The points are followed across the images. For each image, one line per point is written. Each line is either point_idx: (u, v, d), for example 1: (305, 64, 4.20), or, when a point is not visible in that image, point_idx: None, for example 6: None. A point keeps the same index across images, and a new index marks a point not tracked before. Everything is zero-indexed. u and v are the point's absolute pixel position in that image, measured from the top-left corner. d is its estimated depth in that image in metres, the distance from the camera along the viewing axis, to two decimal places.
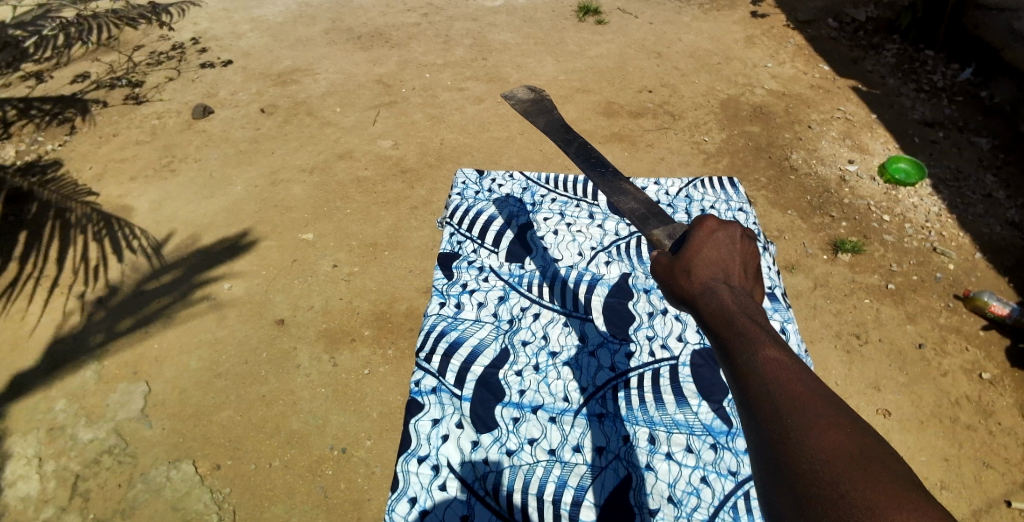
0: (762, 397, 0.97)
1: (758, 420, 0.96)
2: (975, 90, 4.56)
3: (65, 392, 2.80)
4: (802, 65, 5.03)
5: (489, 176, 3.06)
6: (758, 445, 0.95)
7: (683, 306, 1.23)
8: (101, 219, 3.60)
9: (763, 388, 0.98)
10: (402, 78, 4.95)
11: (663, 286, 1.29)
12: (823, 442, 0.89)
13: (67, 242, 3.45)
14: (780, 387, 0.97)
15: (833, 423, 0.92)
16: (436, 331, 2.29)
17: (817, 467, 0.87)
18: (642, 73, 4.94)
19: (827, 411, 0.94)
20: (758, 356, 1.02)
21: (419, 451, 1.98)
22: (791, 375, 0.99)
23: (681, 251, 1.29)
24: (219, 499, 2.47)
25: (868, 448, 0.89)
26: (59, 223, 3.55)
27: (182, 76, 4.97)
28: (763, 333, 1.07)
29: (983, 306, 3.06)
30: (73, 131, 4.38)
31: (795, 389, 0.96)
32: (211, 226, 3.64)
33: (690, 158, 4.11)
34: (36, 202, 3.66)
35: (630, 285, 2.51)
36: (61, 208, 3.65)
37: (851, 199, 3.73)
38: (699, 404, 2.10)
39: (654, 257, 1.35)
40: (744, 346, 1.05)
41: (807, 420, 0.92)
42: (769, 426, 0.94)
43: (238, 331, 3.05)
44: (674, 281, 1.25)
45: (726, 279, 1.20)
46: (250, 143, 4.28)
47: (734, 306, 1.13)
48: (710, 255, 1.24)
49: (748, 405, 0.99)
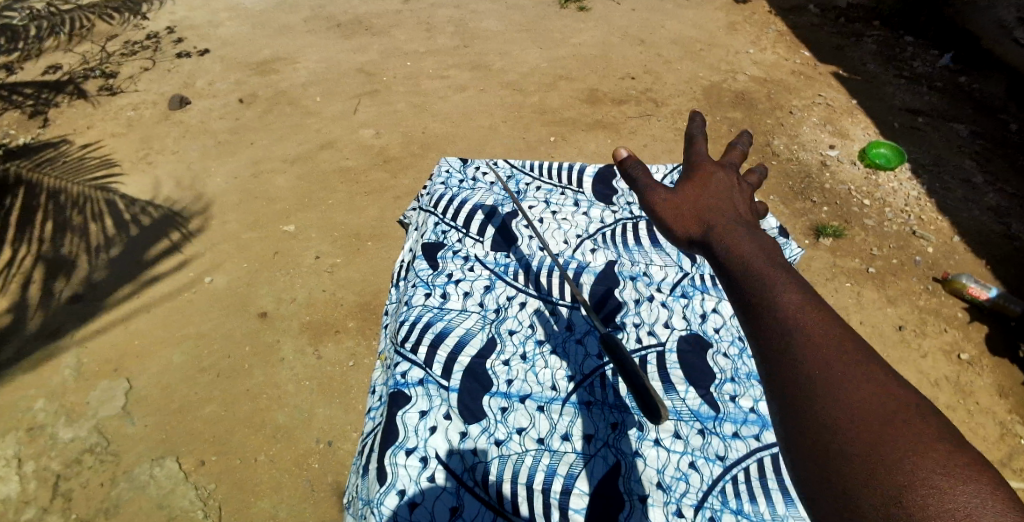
0: (788, 352, 0.99)
1: (782, 376, 0.98)
2: (954, 76, 4.60)
3: (44, 390, 2.74)
4: (783, 51, 5.05)
5: (473, 164, 3.04)
6: (787, 401, 0.97)
7: (693, 245, 1.23)
8: (104, 197, 3.63)
9: (790, 343, 0.99)
10: (384, 66, 4.88)
11: (661, 223, 1.28)
12: (855, 398, 0.92)
13: (72, 221, 3.45)
14: (805, 340, 0.99)
15: (864, 376, 0.94)
16: (422, 322, 2.27)
17: (849, 425, 0.90)
18: (626, 60, 4.92)
19: (858, 363, 0.96)
20: (780, 315, 1.02)
21: (406, 443, 1.96)
22: (817, 325, 1.01)
23: (686, 191, 1.29)
24: (205, 496, 2.45)
25: (898, 398, 0.92)
26: (53, 205, 3.49)
27: (158, 66, 4.86)
28: (783, 284, 1.08)
29: (961, 289, 3.12)
30: (46, 123, 4.26)
31: (821, 342, 0.98)
32: (187, 225, 3.54)
33: (673, 145, 4.12)
34: (22, 187, 3.54)
35: (617, 272, 2.51)
36: (52, 191, 3.55)
37: (832, 185, 3.77)
38: (687, 390, 2.12)
39: (645, 187, 1.30)
40: (766, 296, 1.06)
41: (836, 378, 0.95)
42: (798, 384, 0.96)
43: (220, 325, 3.00)
44: (684, 220, 1.25)
45: (736, 221, 1.23)
46: (230, 135, 4.20)
47: (751, 245, 1.16)
48: (716, 202, 1.27)
49: (772, 358, 1.01)
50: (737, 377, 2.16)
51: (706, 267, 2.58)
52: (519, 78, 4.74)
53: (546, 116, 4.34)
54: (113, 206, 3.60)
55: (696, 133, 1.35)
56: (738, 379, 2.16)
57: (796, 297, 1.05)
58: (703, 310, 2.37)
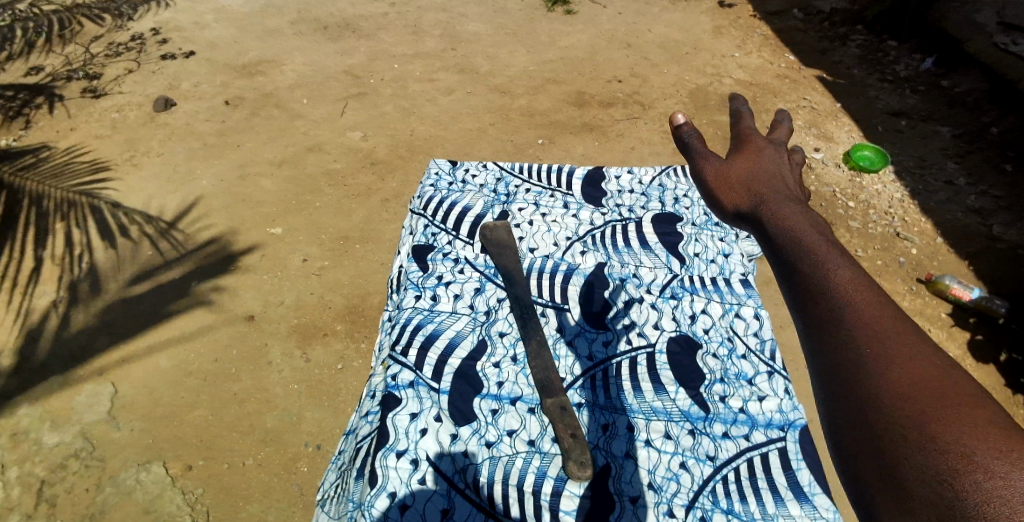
0: (831, 321, 1.01)
1: (823, 342, 1.00)
2: (938, 80, 4.66)
3: (27, 395, 2.70)
4: (768, 55, 5.10)
5: (462, 166, 3.04)
6: (827, 369, 0.98)
7: (742, 218, 1.37)
8: (89, 203, 3.54)
9: (836, 314, 1.01)
10: (372, 69, 4.87)
11: (713, 196, 1.45)
12: (898, 369, 0.91)
13: (57, 227, 3.38)
14: (851, 313, 1.00)
15: (913, 353, 0.92)
16: (412, 325, 2.27)
17: (890, 397, 0.88)
18: (613, 64, 4.95)
19: (905, 339, 0.95)
20: (830, 291, 1.05)
21: (397, 445, 1.95)
22: (865, 300, 1.02)
23: (737, 169, 1.45)
24: (193, 500, 2.42)
25: (952, 379, 0.88)
26: (36, 213, 3.40)
27: (142, 68, 4.81)
28: (836, 263, 1.10)
29: (944, 290, 3.17)
30: (28, 125, 4.20)
31: (869, 316, 0.99)
32: (173, 234, 3.45)
33: (661, 148, 4.15)
34: (3, 191, 3.39)
35: (606, 274, 2.52)
36: (36, 197, 3.46)
37: (817, 187, 3.81)
38: (677, 391, 2.13)
39: (703, 160, 1.50)
40: (813, 270, 1.10)
41: (880, 349, 0.94)
42: (839, 352, 0.97)
43: (207, 329, 2.98)
44: (735, 194, 1.40)
45: (783, 198, 1.35)
46: (216, 137, 4.17)
47: (796, 217, 1.27)
48: (767, 180, 1.41)
49: (814, 326, 1.03)
50: (727, 378, 2.18)
51: (694, 268, 2.61)
52: (507, 81, 4.74)
53: (534, 119, 4.35)
54: (98, 212, 3.50)
55: (741, 111, 1.54)
56: (728, 379, 2.18)
57: (849, 276, 1.07)
58: (692, 311, 2.38)
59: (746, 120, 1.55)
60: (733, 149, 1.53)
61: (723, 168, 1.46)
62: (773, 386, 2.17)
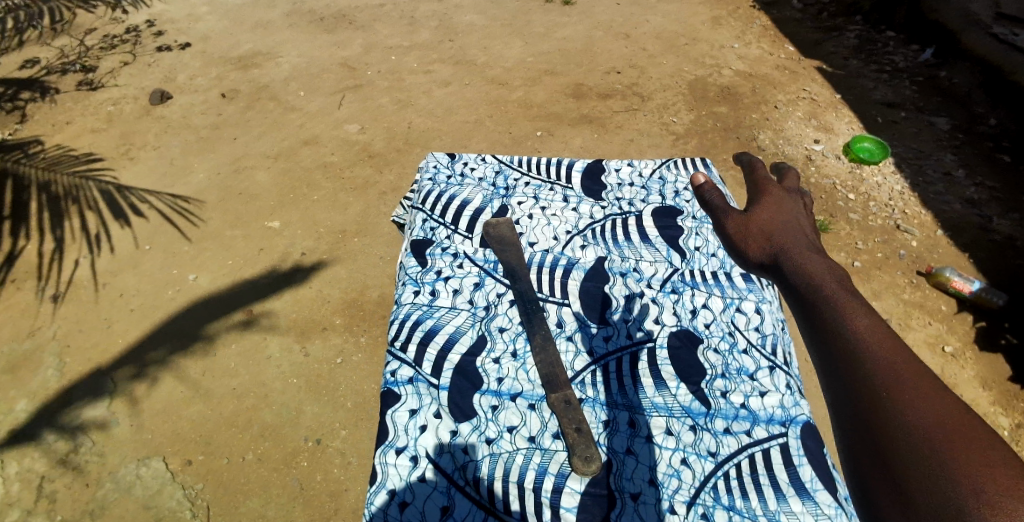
0: (847, 349, 1.03)
1: (839, 367, 1.02)
2: (934, 70, 4.63)
3: (26, 391, 2.69)
4: (767, 46, 5.07)
5: (460, 159, 3.02)
6: (841, 391, 0.99)
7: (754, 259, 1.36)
8: (98, 188, 3.60)
9: (853, 342, 1.04)
10: (367, 61, 4.83)
11: (734, 244, 1.40)
12: (915, 397, 0.93)
13: (67, 213, 3.43)
14: (867, 344, 1.03)
15: (928, 384, 0.95)
16: (411, 320, 2.26)
17: (908, 423, 0.90)
18: (610, 55, 4.91)
19: (920, 371, 0.97)
20: (842, 324, 1.07)
21: (396, 442, 1.98)
22: (879, 333, 1.04)
23: (753, 210, 1.44)
24: (192, 496, 2.42)
25: (964, 415, 0.91)
26: (44, 197, 3.49)
27: (137, 61, 4.77)
28: (845, 292, 1.16)
29: (945, 282, 3.15)
30: (23, 119, 4.16)
31: (884, 347, 1.02)
32: (181, 221, 3.49)
33: (659, 140, 4.13)
34: (10, 179, 3.54)
35: (606, 269, 2.51)
36: (42, 183, 3.55)
37: (817, 179, 3.80)
38: (678, 386, 2.13)
39: (720, 208, 1.49)
40: (829, 305, 1.12)
41: (897, 379, 0.96)
42: (855, 378, 0.99)
43: (205, 324, 2.96)
44: (748, 234, 1.40)
45: (798, 239, 1.35)
46: (212, 130, 4.14)
47: (811, 259, 1.27)
48: (783, 220, 1.41)
49: (830, 352, 1.04)
50: (728, 373, 2.17)
51: (695, 262, 2.56)
52: (504, 73, 4.71)
53: (532, 111, 4.33)
54: (108, 196, 3.56)
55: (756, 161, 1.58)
56: (729, 374, 2.17)
57: (863, 314, 1.09)
58: (693, 306, 2.37)
59: (759, 171, 1.57)
60: (750, 191, 1.53)
61: (745, 217, 1.43)
62: (774, 381, 2.16)
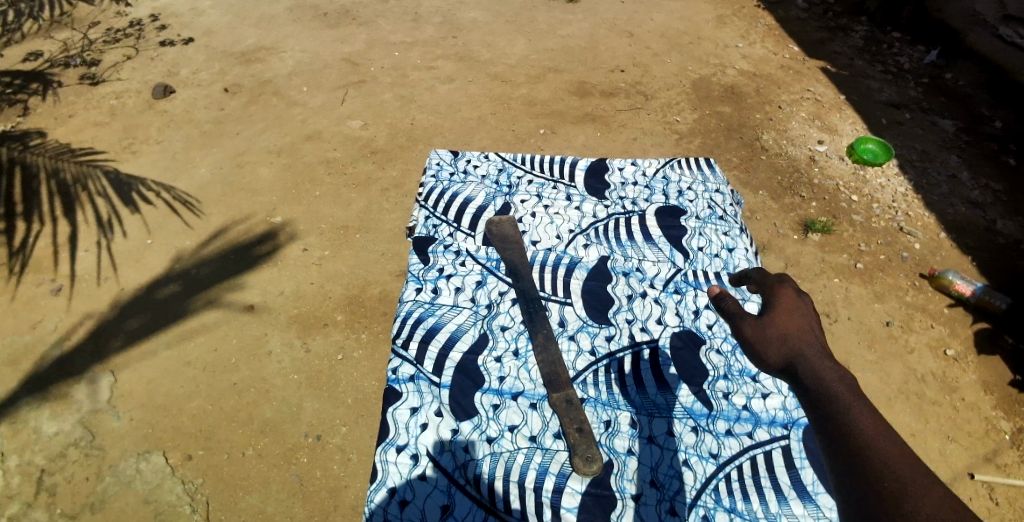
0: (857, 456, 1.15)
1: (850, 472, 1.14)
2: (939, 71, 4.61)
3: (26, 383, 2.68)
4: (772, 45, 5.05)
5: (464, 156, 3.00)
6: (852, 494, 1.12)
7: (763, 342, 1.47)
8: (105, 176, 3.62)
9: (862, 448, 1.16)
10: (371, 57, 4.82)
11: (752, 348, 1.42)
12: (921, 505, 1.05)
13: (75, 200, 3.44)
14: (875, 450, 1.15)
15: (930, 490, 1.08)
16: (413, 318, 2.27)
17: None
18: (614, 53, 4.90)
19: (922, 477, 1.10)
20: (852, 428, 1.19)
21: (397, 440, 1.98)
22: (885, 439, 1.17)
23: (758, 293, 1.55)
24: (192, 490, 2.42)
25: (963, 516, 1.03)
26: (54, 184, 3.49)
27: (140, 54, 4.76)
28: (852, 390, 1.27)
29: (948, 285, 3.15)
30: (26, 112, 4.15)
31: (889, 454, 1.14)
32: (186, 214, 3.48)
33: (663, 139, 4.12)
34: (19, 166, 3.55)
35: (609, 268, 2.51)
36: (51, 170, 3.55)
37: (820, 180, 3.78)
38: (680, 387, 2.15)
39: (726, 289, 1.59)
40: (839, 405, 1.24)
41: (904, 485, 1.09)
42: (865, 486, 1.11)
43: (206, 318, 2.96)
44: (755, 319, 1.50)
45: (804, 324, 1.45)
46: (215, 125, 4.13)
47: (819, 348, 1.38)
48: (787, 302, 1.51)
49: (842, 457, 1.17)
50: (730, 374, 2.18)
51: (698, 262, 2.56)
52: (507, 70, 4.70)
53: (535, 109, 4.31)
54: (116, 184, 3.60)
55: None
56: (731, 376, 2.18)
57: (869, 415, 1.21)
58: (696, 306, 2.38)
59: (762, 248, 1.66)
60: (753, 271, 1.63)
61: (761, 325, 1.43)
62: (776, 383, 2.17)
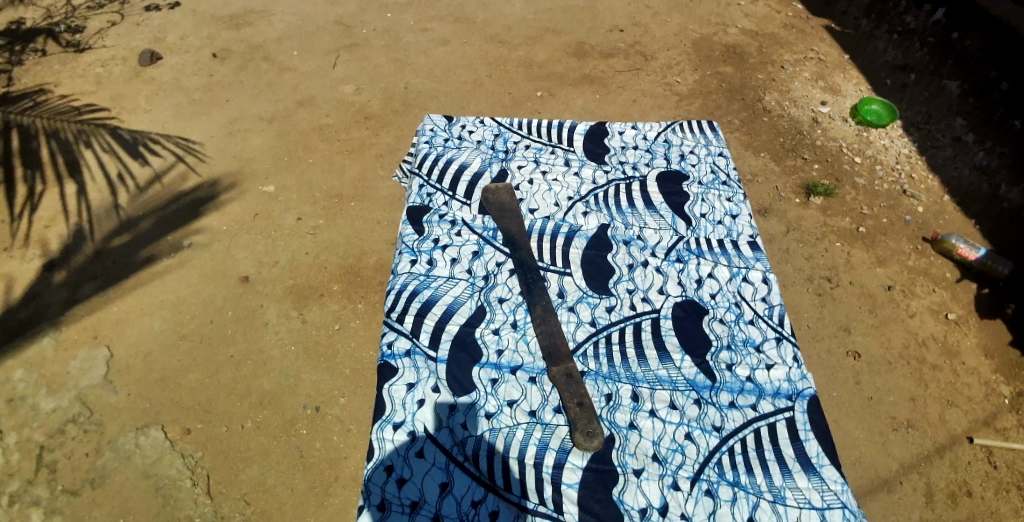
0: None
1: None
2: (946, 33, 4.46)
3: (21, 359, 2.64)
4: (775, 3, 4.89)
5: (458, 122, 2.91)
6: None
7: None
8: (106, 133, 3.59)
9: None
10: (362, 18, 4.66)
11: None
12: None
13: (76, 159, 3.37)
14: None
15: None
16: (408, 291, 2.23)
17: None
18: (613, 12, 4.74)
19: None
20: None
21: (394, 417, 1.96)
22: None
23: None
24: (192, 464, 2.41)
25: None
26: (55, 143, 3.42)
27: (126, 20, 4.59)
28: None
29: (951, 249, 3.11)
30: (10, 81, 4.01)
31: None
32: (181, 172, 3.44)
33: (663, 101, 4.01)
34: (16, 130, 3.46)
35: (610, 236, 2.45)
36: (50, 131, 3.49)
37: (823, 141, 3.70)
38: (682, 358, 2.12)
39: None
40: None
41: None
42: None
43: (201, 290, 2.90)
44: None
45: None
46: (204, 92, 4.01)
47: None
48: None
49: None
50: (734, 345, 2.16)
51: (701, 229, 2.50)
52: (504, 31, 4.55)
53: (533, 71, 4.19)
54: (116, 140, 3.55)
55: None
56: (735, 346, 2.15)
57: None
58: (698, 275, 2.34)
59: None
60: None
61: None
62: (781, 353, 2.14)
